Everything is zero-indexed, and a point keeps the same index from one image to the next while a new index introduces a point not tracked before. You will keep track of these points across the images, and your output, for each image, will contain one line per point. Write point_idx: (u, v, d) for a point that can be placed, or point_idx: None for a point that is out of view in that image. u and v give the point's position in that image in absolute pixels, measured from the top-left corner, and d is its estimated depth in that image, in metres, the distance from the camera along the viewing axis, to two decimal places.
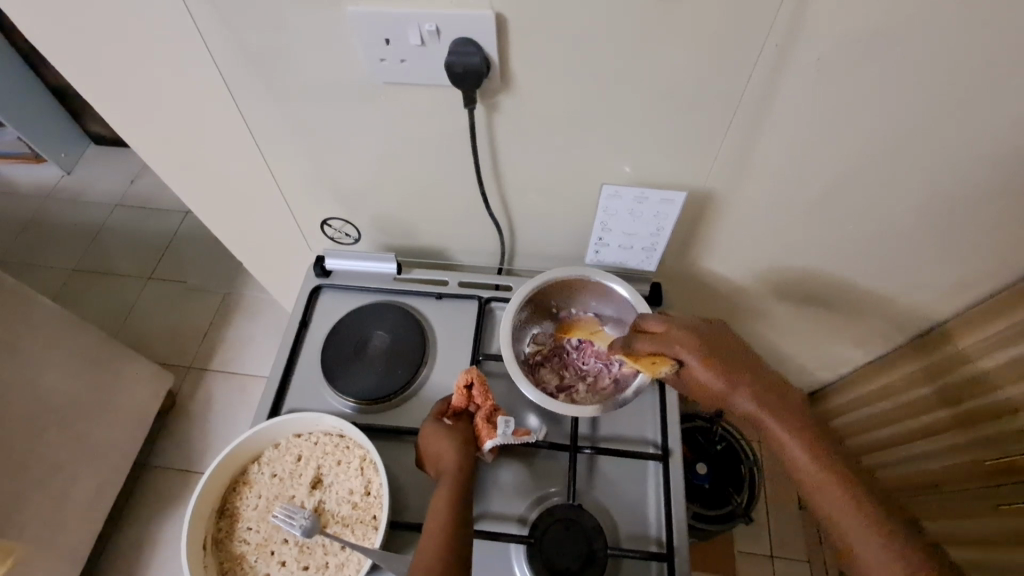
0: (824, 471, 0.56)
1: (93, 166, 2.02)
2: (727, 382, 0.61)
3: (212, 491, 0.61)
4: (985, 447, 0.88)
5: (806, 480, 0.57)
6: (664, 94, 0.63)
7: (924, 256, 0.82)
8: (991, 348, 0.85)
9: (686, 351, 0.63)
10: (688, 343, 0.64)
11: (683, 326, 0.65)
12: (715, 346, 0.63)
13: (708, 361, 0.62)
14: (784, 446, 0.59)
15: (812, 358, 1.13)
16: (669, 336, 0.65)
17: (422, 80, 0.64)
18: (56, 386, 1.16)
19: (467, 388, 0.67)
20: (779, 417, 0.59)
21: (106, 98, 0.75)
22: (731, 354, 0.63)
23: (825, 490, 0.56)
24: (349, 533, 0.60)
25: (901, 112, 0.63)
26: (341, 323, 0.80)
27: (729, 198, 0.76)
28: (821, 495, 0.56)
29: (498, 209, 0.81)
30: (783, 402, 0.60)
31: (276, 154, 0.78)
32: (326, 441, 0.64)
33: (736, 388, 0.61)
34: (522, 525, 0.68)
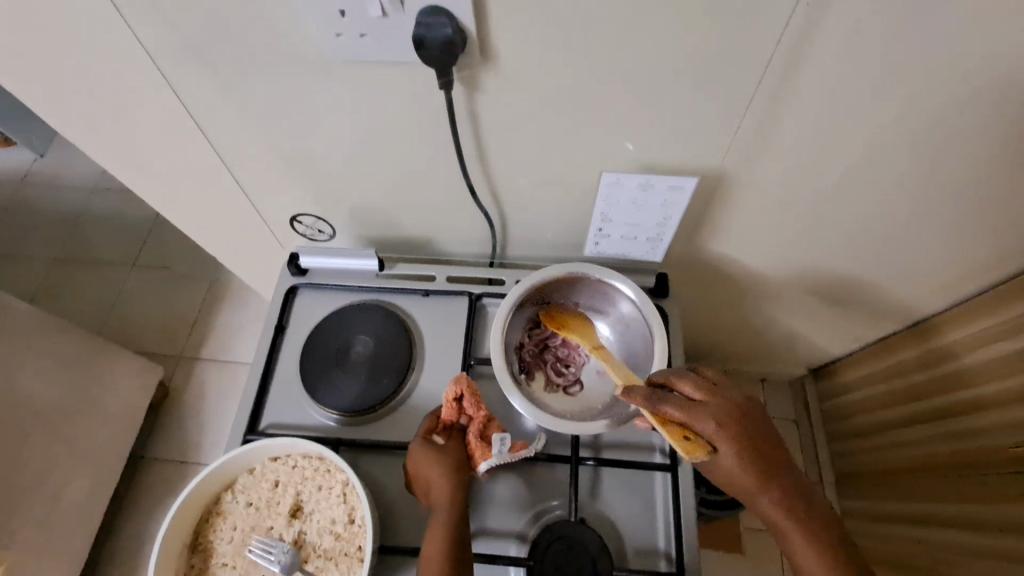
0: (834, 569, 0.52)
1: (64, 148, 1.91)
2: (739, 469, 0.55)
3: (181, 528, 0.57)
4: (1001, 432, 0.81)
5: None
6: (672, 66, 0.55)
7: (956, 237, 0.73)
8: (1011, 330, 0.78)
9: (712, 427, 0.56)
10: (724, 418, 0.56)
11: (713, 402, 0.57)
12: (745, 421, 0.57)
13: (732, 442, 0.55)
14: (791, 541, 0.54)
15: (826, 339, 1.06)
16: (702, 406, 0.57)
17: (388, 57, 0.55)
18: (35, 391, 1.11)
19: (457, 400, 0.62)
20: (791, 507, 0.55)
21: (34, 86, 0.66)
22: (754, 435, 0.56)
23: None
24: (333, 567, 0.56)
25: (949, 80, 0.54)
26: (320, 327, 0.74)
27: (743, 180, 0.68)
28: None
29: (486, 198, 0.73)
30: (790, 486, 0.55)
31: (234, 145, 0.70)
32: (305, 466, 0.60)
33: (754, 473, 0.55)
34: (522, 543, 0.63)
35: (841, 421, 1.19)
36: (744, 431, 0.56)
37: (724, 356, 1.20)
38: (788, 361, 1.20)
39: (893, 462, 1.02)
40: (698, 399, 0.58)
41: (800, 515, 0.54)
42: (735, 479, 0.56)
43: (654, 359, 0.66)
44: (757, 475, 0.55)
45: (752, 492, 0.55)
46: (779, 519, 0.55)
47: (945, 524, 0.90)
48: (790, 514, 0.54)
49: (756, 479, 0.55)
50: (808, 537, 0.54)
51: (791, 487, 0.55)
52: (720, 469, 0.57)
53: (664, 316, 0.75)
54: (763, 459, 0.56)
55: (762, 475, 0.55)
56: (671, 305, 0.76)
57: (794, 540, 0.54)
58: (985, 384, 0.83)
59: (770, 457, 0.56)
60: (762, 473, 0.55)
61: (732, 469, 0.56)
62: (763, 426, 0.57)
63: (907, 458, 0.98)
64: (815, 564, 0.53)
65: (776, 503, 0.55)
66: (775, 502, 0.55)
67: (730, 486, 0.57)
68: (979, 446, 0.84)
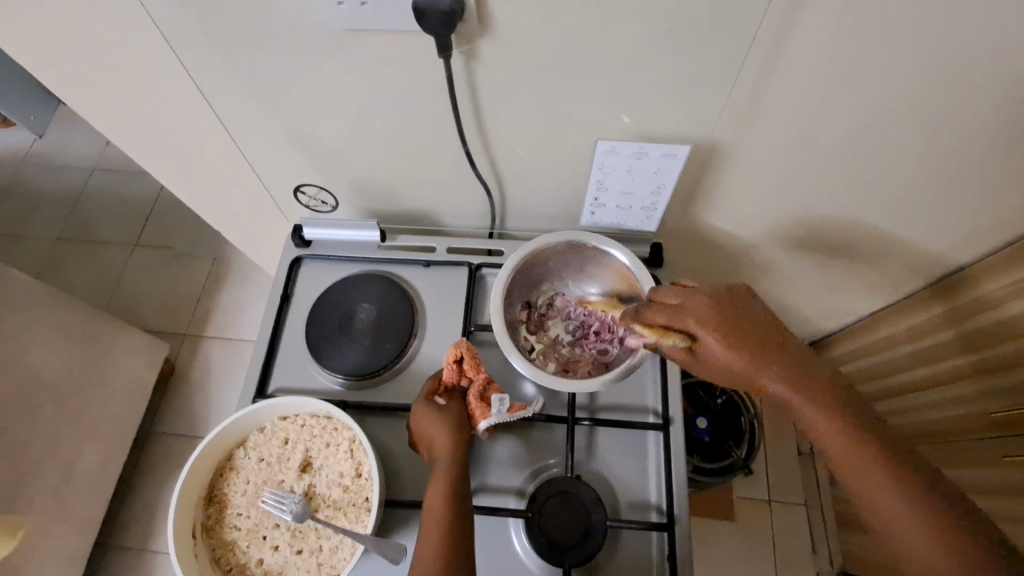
0: (902, 498, 0.47)
1: (64, 129, 1.90)
2: (754, 371, 0.52)
3: (198, 480, 0.60)
4: (983, 400, 0.83)
5: (869, 498, 0.48)
6: (666, 35, 0.56)
7: (941, 206, 0.75)
8: (993, 303, 0.80)
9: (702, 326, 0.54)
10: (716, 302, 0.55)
11: (704, 298, 0.56)
12: (743, 309, 0.55)
13: (730, 339, 0.53)
14: (837, 455, 0.50)
15: (818, 311, 1.08)
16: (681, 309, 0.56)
17: (388, 25, 0.56)
18: (47, 365, 1.14)
19: (457, 362, 0.65)
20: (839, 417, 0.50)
21: (42, 59, 0.67)
22: (746, 323, 0.54)
23: (898, 508, 0.47)
24: (341, 516, 0.59)
25: (937, 47, 0.55)
26: (324, 295, 0.76)
27: (735, 150, 0.70)
28: (893, 515, 0.47)
29: (485, 169, 0.75)
30: (804, 369, 0.52)
31: (239, 117, 0.71)
32: (313, 424, 0.63)
33: (758, 365, 0.52)
34: (520, 498, 0.67)
35: None
36: (733, 318, 0.54)
37: None
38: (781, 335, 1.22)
39: (881, 430, 1.05)
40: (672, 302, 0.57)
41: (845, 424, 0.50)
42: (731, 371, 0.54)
43: None
44: (765, 367, 0.52)
45: (788, 398, 0.52)
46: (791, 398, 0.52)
47: None
48: (834, 423, 0.50)
49: (790, 385, 0.52)
50: (859, 449, 0.49)
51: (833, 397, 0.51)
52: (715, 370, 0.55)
53: (658, 284, 0.78)
54: (755, 342, 0.53)
55: (792, 378, 0.52)
56: (665, 274, 0.79)
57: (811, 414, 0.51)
58: (971, 352, 0.84)
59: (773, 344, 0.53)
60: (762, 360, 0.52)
61: (733, 370, 0.53)
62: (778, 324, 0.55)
63: (895, 427, 1.01)
64: (872, 479, 0.48)
65: (817, 409, 0.51)
66: (783, 381, 0.52)
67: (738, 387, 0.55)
68: (960, 414, 0.88)
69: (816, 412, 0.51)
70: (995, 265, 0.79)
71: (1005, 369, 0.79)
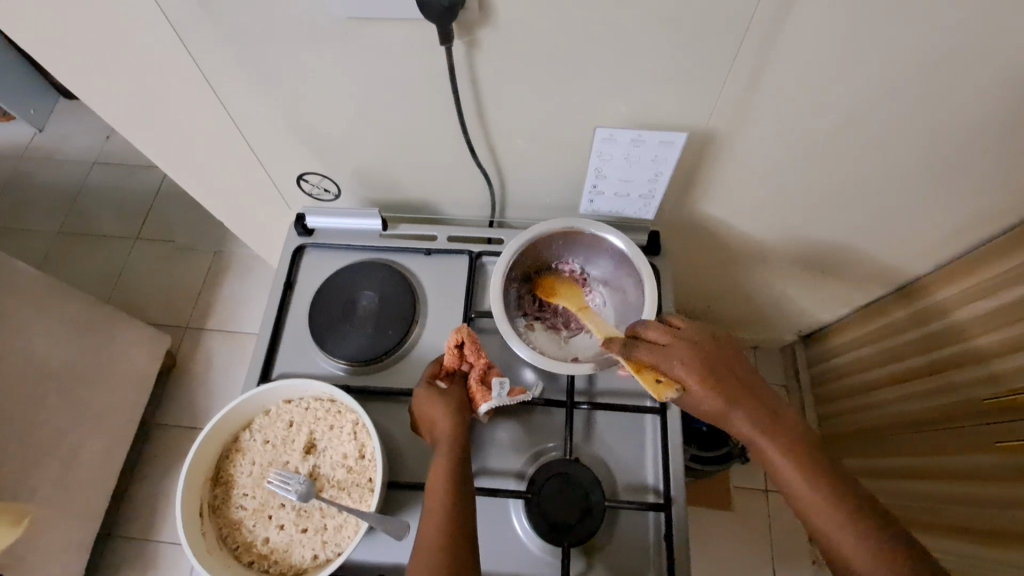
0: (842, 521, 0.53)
1: (65, 123, 1.91)
2: (730, 411, 0.59)
3: (204, 460, 0.62)
4: (976, 388, 0.84)
5: (834, 543, 0.53)
6: (663, 24, 0.57)
7: (935, 196, 0.76)
8: (989, 291, 0.81)
9: (687, 371, 0.60)
10: (697, 353, 0.61)
11: (682, 348, 0.62)
12: (724, 360, 0.62)
13: (712, 386, 0.59)
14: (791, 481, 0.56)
15: (816, 302, 1.09)
16: (670, 350, 0.62)
17: (391, 12, 0.57)
18: (51, 355, 1.15)
19: (457, 348, 0.66)
20: (814, 469, 0.56)
21: (48, 47, 0.68)
22: (726, 369, 0.61)
23: (857, 552, 0.52)
24: (345, 496, 0.61)
25: (929, 37, 0.56)
26: (327, 282, 0.78)
27: (731, 140, 0.71)
28: (853, 558, 0.52)
29: (485, 158, 0.76)
30: (765, 409, 0.60)
31: (242, 105, 0.72)
32: (317, 407, 0.65)
33: (732, 405, 0.59)
34: (520, 480, 0.68)
35: (827, 385, 1.23)
36: (719, 363, 0.61)
37: (717, 321, 1.23)
38: (778, 326, 1.24)
39: (875, 419, 1.06)
40: (663, 341, 0.63)
41: (819, 475, 0.56)
42: (708, 409, 0.60)
43: (645, 303, 0.70)
44: (734, 406, 0.59)
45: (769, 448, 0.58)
46: (750, 431, 0.59)
47: (915, 474, 0.95)
48: (808, 472, 0.56)
49: (776, 435, 0.58)
50: (828, 497, 0.55)
51: (811, 452, 0.57)
52: (698, 405, 0.61)
53: (656, 272, 0.79)
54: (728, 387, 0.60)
55: (770, 427, 0.59)
56: (663, 263, 0.80)
57: (767, 447, 0.58)
58: (971, 338, 0.85)
59: (738, 388, 0.60)
60: (736, 394, 0.60)
61: (709, 406, 0.60)
62: (764, 383, 0.62)
63: (888, 416, 1.02)
64: (835, 525, 0.53)
65: (792, 457, 0.57)
66: (747, 417, 0.59)
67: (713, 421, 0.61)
68: (953, 400, 0.88)
69: (772, 445, 0.58)
70: (991, 252, 0.81)
71: (999, 356, 0.80)
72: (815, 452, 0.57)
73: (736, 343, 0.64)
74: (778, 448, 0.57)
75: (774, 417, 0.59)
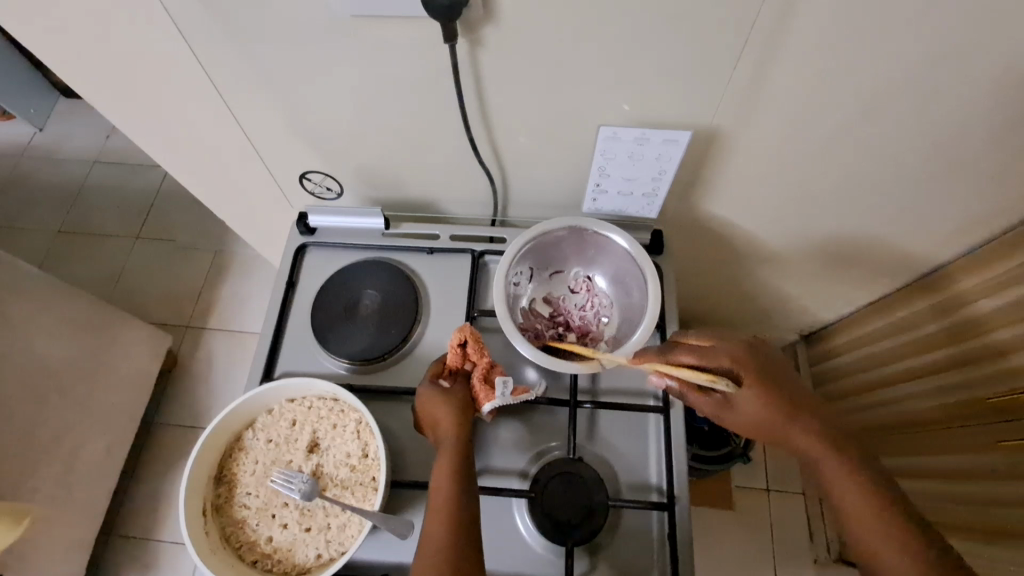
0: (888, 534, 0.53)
1: (65, 121, 1.90)
2: (780, 416, 0.59)
3: (207, 460, 0.62)
4: (983, 386, 0.84)
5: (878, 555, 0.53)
6: (667, 22, 0.57)
7: (938, 195, 0.76)
8: (994, 289, 0.81)
9: (736, 368, 0.61)
10: (741, 360, 0.62)
11: (727, 353, 0.62)
12: (768, 367, 0.62)
13: (762, 387, 0.60)
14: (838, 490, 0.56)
15: (818, 300, 1.09)
16: (714, 350, 0.63)
17: (394, 10, 0.57)
18: (52, 355, 1.15)
19: (461, 347, 0.66)
20: (854, 470, 0.56)
21: (50, 44, 0.68)
22: (774, 372, 0.61)
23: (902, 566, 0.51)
24: (349, 495, 0.61)
25: (933, 35, 0.56)
26: (329, 281, 0.77)
27: (734, 139, 0.71)
28: (893, 568, 0.52)
29: (488, 156, 0.76)
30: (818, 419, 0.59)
31: (244, 103, 0.72)
32: (320, 406, 0.65)
33: (783, 411, 0.59)
34: (523, 479, 0.68)
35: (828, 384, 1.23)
36: (765, 365, 0.62)
37: (719, 320, 1.23)
38: (780, 325, 1.23)
39: (880, 418, 1.06)
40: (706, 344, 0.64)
41: (859, 477, 0.56)
42: (756, 413, 0.60)
43: (648, 300, 0.70)
44: (787, 411, 0.59)
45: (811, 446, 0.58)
46: (799, 438, 0.59)
47: (926, 475, 0.96)
48: (850, 475, 0.56)
49: (818, 435, 0.58)
50: (866, 498, 0.55)
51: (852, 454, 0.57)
52: (744, 409, 0.60)
53: (659, 271, 0.79)
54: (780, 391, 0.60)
55: (815, 432, 0.58)
56: (666, 261, 0.80)
57: (816, 454, 0.58)
58: (976, 337, 0.85)
59: (790, 393, 0.60)
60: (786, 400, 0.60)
61: (757, 409, 0.60)
62: (807, 386, 0.62)
63: (895, 416, 1.02)
64: (873, 526, 0.53)
65: (833, 457, 0.57)
66: (796, 423, 0.59)
67: (759, 428, 0.61)
68: (959, 399, 0.88)
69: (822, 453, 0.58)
70: (997, 251, 0.80)
71: (1007, 355, 0.80)
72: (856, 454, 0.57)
73: (778, 352, 0.64)
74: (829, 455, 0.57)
75: (817, 416, 0.59)
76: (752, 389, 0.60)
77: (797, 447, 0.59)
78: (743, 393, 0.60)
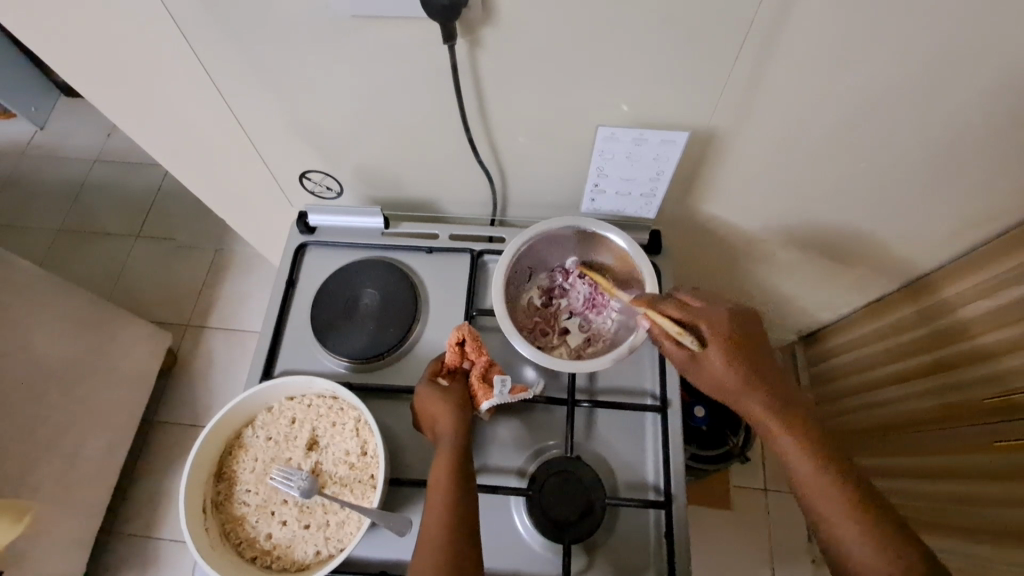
0: (837, 505, 0.55)
1: (65, 120, 1.91)
2: (743, 385, 0.60)
3: (207, 457, 0.62)
4: (976, 387, 0.84)
5: (828, 523, 0.55)
6: (665, 24, 0.57)
7: (935, 197, 0.77)
8: (987, 291, 0.82)
9: (710, 331, 0.62)
10: (723, 324, 0.62)
11: (708, 316, 0.63)
12: (749, 339, 0.62)
13: (730, 352, 0.61)
14: (794, 462, 0.58)
15: (816, 301, 1.10)
16: (697, 311, 0.63)
17: (394, 11, 0.57)
18: (52, 353, 1.15)
19: (459, 345, 0.66)
20: (833, 475, 0.56)
21: (51, 42, 0.68)
22: (746, 340, 0.62)
23: (848, 535, 0.53)
24: (348, 493, 0.61)
25: (929, 37, 0.57)
26: (329, 280, 0.78)
27: (732, 140, 0.71)
28: (840, 534, 0.54)
29: (487, 156, 0.76)
30: (779, 392, 0.60)
31: (246, 103, 0.72)
32: (319, 404, 0.65)
33: (746, 380, 0.60)
34: (520, 477, 0.68)
35: (826, 384, 1.23)
36: (739, 332, 0.62)
37: None
38: (778, 325, 1.24)
39: (875, 419, 1.06)
40: (693, 304, 0.65)
41: (838, 482, 0.55)
42: (721, 380, 0.61)
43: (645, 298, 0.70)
44: (750, 380, 0.60)
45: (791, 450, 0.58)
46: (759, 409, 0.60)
47: (919, 475, 0.95)
48: (805, 448, 0.57)
49: (796, 434, 0.58)
50: (845, 503, 0.54)
51: (832, 456, 0.57)
52: (711, 374, 0.62)
53: (657, 271, 0.79)
54: (746, 360, 0.61)
55: (775, 404, 0.60)
56: (664, 261, 0.81)
57: (773, 427, 0.59)
58: (976, 337, 0.84)
59: (757, 363, 0.61)
60: (751, 369, 0.61)
61: (723, 376, 0.61)
62: (774, 359, 0.63)
63: (890, 416, 1.02)
64: (850, 531, 0.53)
65: (812, 461, 0.57)
66: (756, 395, 0.60)
67: (723, 394, 0.62)
68: (952, 399, 0.88)
69: (780, 426, 0.59)
70: (993, 252, 0.81)
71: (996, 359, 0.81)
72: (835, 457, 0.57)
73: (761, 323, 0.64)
74: (786, 429, 0.58)
75: (798, 417, 0.59)
76: (721, 351, 0.61)
77: (756, 417, 0.61)
78: (713, 355, 0.61)
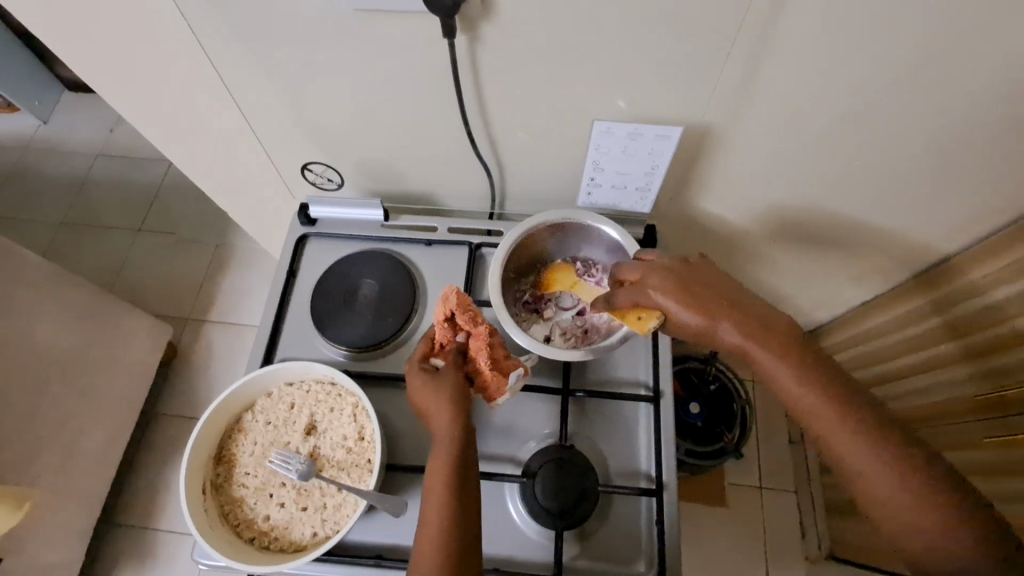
0: (852, 438, 0.52)
1: (70, 115, 1.92)
2: (716, 329, 0.59)
3: (207, 440, 0.63)
4: (964, 385, 0.85)
5: (844, 456, 0.52)
6: (659, 22, 0.59)
7: (925, 194, 0.78)
8: (981, 289, 0.81)
9: (662, 294, 0.62)
10: (668, 282, 0.62)
11: (661, 269, 0.64)
12: (700, 283, 0.62)
13: (691, 302, 0.60)
14: (797, 400, 0.55)
15: (810, 298, 1.11)
16: (643, 282, 0.65)
17: (395, 5, 0.58)
18: (55, 343, 1.16)
19: (447, 319, 0.67)
20: (835, 400, 0.53)
21: (58, 33, 0.69)
22: (699, 286, 0.61)
23: (868, 466, 0.50)
24: (345, 476, 0.62)
25: (916, 36, 0.58)
26: (328, 271, 0.79)
27: (726, 136, 0.73)
28: (859, 467, 0.51)
29: (486, 150, 0.78)
30: (762, 326, 0.58)
31: (250, 95, 0.73)
32: (318, 390, 0.66)
33: (718, 323, 0.59)
34: (516, 465, 0.69)
35: None
36: (689, 281, 0.62)
37: None
38: None
39: None
40: (633, 279, 0.66)
41: (837, 402, 0.53)
42: (695, 329, 0.61)
43: None
44: (722, 322, 0.59)
45: (787, 383, 0.55)
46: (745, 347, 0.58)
47: None
48: (806, 381, 0.55)
49: (791, 367, 0.56)
50: (848, 423, 0.52)
51: (849, 392, 0.54)
52: (683, 327, 0.62)
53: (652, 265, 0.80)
54: (709, 304, 0.60)
55: (758, 339, 0.57)
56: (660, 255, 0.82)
57: (767, 362, 0.57)
58: (961, 337, 0.85)
59: (722, 302, 0.60)
60: (716, 311, 0.59)
61: (695, 324, 0.61)
62: (747, 294, 0.61)
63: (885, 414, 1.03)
64: (865, 462, 0.51)
65: (805, 385, 0.55)
66: (738, 335, 0.58)
67: (702, 341, 0.61)
68: (944, 398, 0.89)
69: (774, 360, 0.56)
70: (987, 251, 0.79)
71: (982, 357, 0.82)
72: (839, 384, 0.54)
73: (715, 269, 0.64)
74: (782, 364, 0.56)
75: (777, 342, 0.57)
76: (677, 310, 0.61)
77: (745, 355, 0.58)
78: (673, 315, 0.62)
